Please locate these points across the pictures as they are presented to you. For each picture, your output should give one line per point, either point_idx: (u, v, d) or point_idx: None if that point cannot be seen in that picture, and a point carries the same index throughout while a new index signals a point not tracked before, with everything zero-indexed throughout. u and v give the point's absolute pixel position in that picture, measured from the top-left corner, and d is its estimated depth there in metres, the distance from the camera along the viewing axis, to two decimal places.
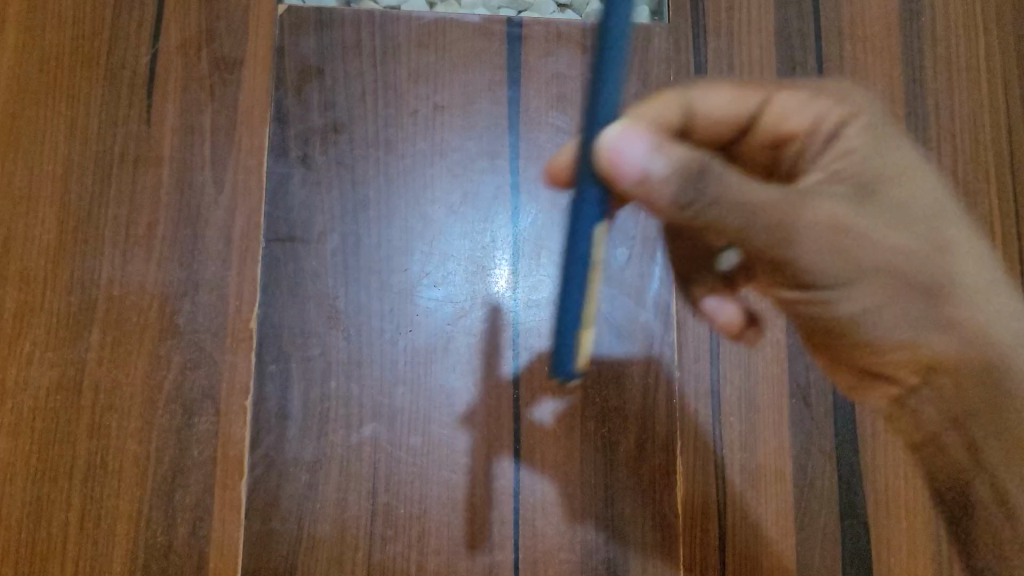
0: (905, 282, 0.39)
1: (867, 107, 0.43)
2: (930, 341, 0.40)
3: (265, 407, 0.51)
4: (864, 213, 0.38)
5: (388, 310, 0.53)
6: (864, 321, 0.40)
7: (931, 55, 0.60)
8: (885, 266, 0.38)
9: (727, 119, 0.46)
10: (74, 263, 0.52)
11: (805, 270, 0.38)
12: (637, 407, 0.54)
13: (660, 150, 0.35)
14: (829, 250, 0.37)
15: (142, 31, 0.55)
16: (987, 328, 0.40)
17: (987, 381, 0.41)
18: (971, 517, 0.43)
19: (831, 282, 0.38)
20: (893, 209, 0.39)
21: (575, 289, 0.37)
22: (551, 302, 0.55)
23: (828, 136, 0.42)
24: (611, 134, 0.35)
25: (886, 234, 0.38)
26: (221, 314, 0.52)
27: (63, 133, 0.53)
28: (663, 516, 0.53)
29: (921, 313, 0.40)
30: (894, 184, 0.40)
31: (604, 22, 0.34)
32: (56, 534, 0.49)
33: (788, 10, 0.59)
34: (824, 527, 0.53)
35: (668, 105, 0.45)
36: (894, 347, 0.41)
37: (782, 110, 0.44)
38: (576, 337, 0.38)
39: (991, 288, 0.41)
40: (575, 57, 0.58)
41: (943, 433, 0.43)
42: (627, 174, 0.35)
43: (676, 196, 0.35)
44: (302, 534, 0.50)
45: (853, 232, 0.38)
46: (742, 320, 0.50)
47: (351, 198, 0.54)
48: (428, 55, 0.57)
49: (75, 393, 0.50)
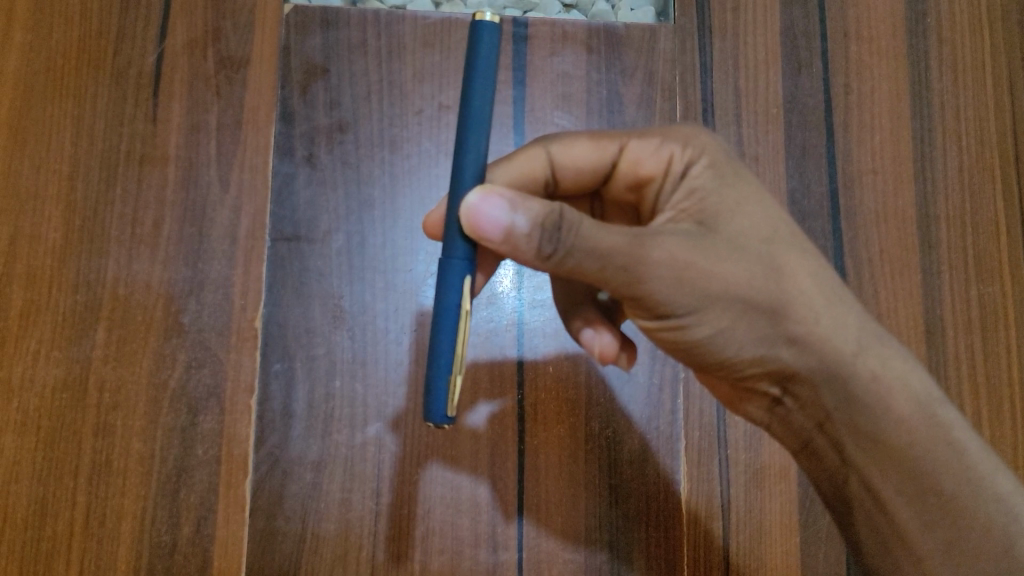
0: (750, 309, 0.40)
1: (708, 148, 0.44)
2: (777, 357, 0.42)
3: (270, 406, 0.51)
4: (704, 248, 0.39)
5: (393, 310, 0.53)
6: (716, 347, 0.41)
7: (937, 53, 0.60)
8: (731, 296, 0.39)
9: (587, 168, 0.47)
10: (80, 262, 0.52)
11: (647, 308, 0.39)
12: (641, 407, 0.54)
13: (521, 207, 0.36)
14: (678, 285, 0.38)
15: (148, 31, 0.55)
16: (833, 342, 0.43)
17: (842, 389, 0.44)
18: (885, 519, 0.46)
19: (682, 312, 0.39)
20: (728, 242, 0.40)
21: (444, 337, 0.39)
22: (557, 301, 0.55)
23: (677, 179, 0.43)
24: (471, 199, 0.37)
25: (725, 267, 0.39)
26: (226, 313, 0.52)
27: (68, 132, 0.53)
28: (667, 516, 0.53)
29: (766, 331, 0.41)
30: (722, 214, 0.41)
31: (466, 102, 0.39)
32: (60, 533, 0.49)
33: (794, 10, 0.59)
34: (828, 527, 0.53)
35: (532, 158, 0.46)
36: (748, 364, 0.42)
37: (635, 156, 0.45)
38: (447, 381, 0.39)
39: (834, 300, 0.43)
40: (580, 56, 0.57)
41: (811, 438, 0.47)
42: (493, 235, 0.37)
43: (541, 248, 0.36)
44: (305, 533, 0.50)
45: (697, 266, 0.38)
46: (616, 347, 0.48)
47: (356, 198, 0.55)
48: (433, 55, 0.57)
49: (80, 392, 0.50)
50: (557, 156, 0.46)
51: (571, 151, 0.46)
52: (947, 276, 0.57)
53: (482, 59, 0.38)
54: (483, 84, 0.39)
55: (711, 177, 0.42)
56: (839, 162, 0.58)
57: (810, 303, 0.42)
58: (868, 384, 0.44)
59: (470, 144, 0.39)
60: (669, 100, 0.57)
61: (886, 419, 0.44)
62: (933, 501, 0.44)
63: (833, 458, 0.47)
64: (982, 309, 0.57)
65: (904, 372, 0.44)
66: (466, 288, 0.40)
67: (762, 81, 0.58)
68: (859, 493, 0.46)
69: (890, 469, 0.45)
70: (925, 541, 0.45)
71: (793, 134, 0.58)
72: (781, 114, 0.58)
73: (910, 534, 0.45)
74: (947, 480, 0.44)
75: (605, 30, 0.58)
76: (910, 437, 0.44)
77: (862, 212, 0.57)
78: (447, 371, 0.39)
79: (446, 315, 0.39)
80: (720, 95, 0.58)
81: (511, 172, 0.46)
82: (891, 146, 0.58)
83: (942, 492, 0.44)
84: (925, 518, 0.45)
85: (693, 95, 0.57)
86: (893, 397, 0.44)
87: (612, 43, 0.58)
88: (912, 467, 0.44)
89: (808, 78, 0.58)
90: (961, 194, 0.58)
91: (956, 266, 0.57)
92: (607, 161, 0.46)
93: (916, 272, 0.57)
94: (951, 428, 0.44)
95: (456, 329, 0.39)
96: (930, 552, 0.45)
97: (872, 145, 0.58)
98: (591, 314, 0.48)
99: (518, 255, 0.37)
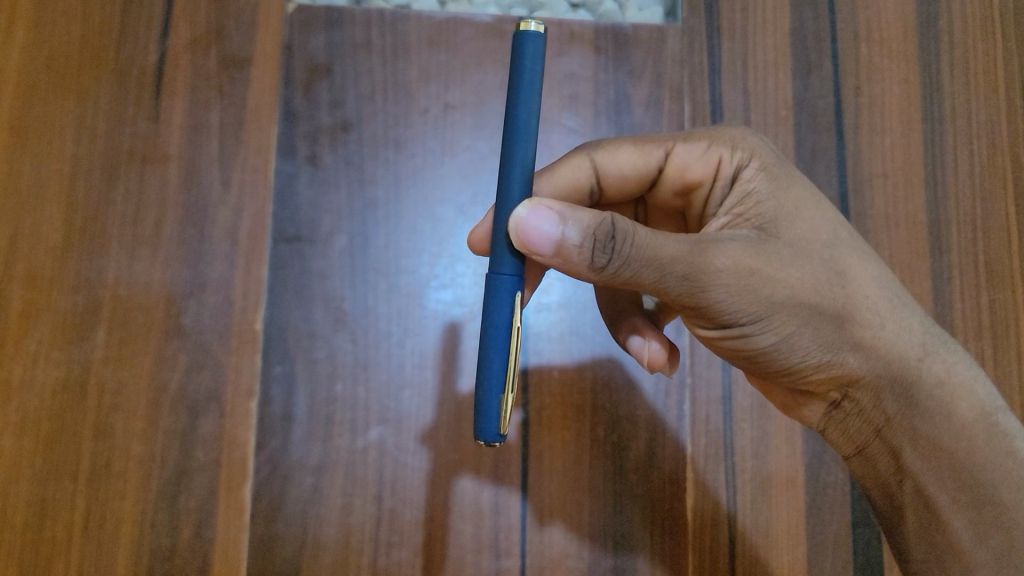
0: (813, 313, 0.40)
1: (759, 150, 0.45)
2: (843, 363, 0.42)
3: (271, 410, 0.51)
4: (765, 253, 0.39)
5: (395, 313, 0.53)
6: (780, 352, 0.41)
7: (949, 56, 0.59)
8: (793, 301, 0.39)
9: (635, 175, 0.47)
10: (80, 262, 0.51)
11: (711, 313, 0.39)
12: (648, 412, 0.53)
13: (570, 219, 0.36)
14: (740, 289, 0.38)
15: (151, 29, 0.55)
16: (898, 347, 0.42)
17: (904, 395, 0.43)
18: (937, 526, 0.43)
19: (746, 318, 0.39)
20: (789, 245, 0.40)
21: (494, 351, 0.39)
22: (563, 305, 0.54)
23: (729, 181, 0.45)
24: (521, 214, 0.37)
25: (784, 272, 0.39)
26: (227, 314, 0.52)
27: (70, 131, 0.53)
28: (673, 524, 0.52)
29: (831, 337, 0.41)
30: (782, 220, 0.42)
31: (512, 113, 0.38)
32: (59, 536, 0.48)
33: (804, 11, 0.58)
34: (836, 536, 0.52)
35: (577, 166, 0.47)
36: (812, 369, 0.42)
37: (682, 160, 0.46)
38: (498, 400, 0.39)
39: (896, 303, 0.42)
40: (588, 56, 0.57)
41: (867, 443, 0.45)
42: (542, 248, 0.37)
43: (593, 261, 0.36)
44: (306, 539, 0.50)
45: (759, 271, 0.39)
46: (665, 354, 0.48)
47: (359, 198, 0.54)
48: (439, 54, 0.56)
49: (80, 393, 0.50)
50: (602, 164, 0.47)
51: (616, 158, 0.47)
52: (957, 282, 0.56)
53: (526, 70, 0.38)
54: (528, 95, 0.38)
55: (764, 180, 0.43)
56: (849, 166, 0.57)
57: (873, 306, 0.42)
58: (932, 389, 0.43)
59: (517, 157, 0.38)
60: (677, 101, 0.56)
61: (947, 424, 0.43)
62: (989, 509, 0.42)
63: (889, 465, 0.45)
64: (993, 316, 0.56)
65: (969, 380, 0.43)
66: (517, 304, 0.39)
67: (772, 83, 0.57)
68: (911, 499, 0.44)
69: (946, 475, 0.42)
70: (974, 552, 0.42)
71: (803, 136, 0.57)
72: (791, 117, 0.57)
73: (963, 544, 0.42)
74: (1005, 489, 0.42)
75: (613, 30, 0.57)
76: (969, 444, 0.42)
77: (872, 216, 0.56)
78: (500, 389, 0.39)
79: (496, 333, 0.39)
80: (729, 96, 0.57)
81: (557, 183, 0.47)
82: (902, 150, 0.58)
83: (998, 501, 0.42)
84: (979, 528, 0.42)
85: (702, 96, 0.57)
86: (956, 403, 0.43)
87: (619, 43, 0.57)
88: (967, 474, 0.42)
89: (818, 81, 0.58)
90: (972, 199, 0.57)
91: (966, 271, 0.56)
92: (653, 166, 0.47)
93: (926, 279, 0.56)
94: (1013, 438, 0.42)
95: (508, 345, 0.39)
96: (981, 563, 0.42)
97: (883, 149, 0.57)
98: (638, 322, 0.48)
99: (572, 267, 0.37)
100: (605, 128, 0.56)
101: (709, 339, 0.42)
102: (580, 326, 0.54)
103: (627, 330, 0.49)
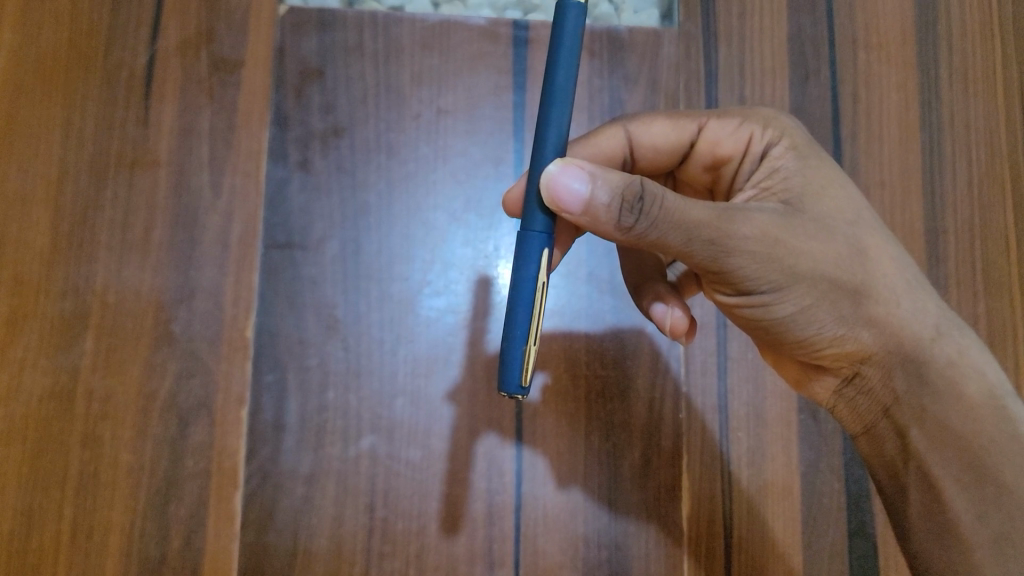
0: (832, 286, 0.40)
1: (790, 129, 0.45)
2: (857, 339, 0.42)
3: (261, 419, 0.50)
4: (790, 225, 0.39)
5: (388, 320, 0.52)
6: (795, 323, 0.41)
7: (947, 62, 0.58)
8: (814, 273, 0.39)
9: (669, 147, 0.48)
10: (67, 268, 0.51)
11: (731, 282, 0.39)
12: (643, 421, 0.52)
13: (599, 178, 0.36)
14: (761, 258, 0.38)
15: (140, 31, 0.54)
16: (909, 327, 0.42)
17: (915, 373, 0.42)
18: (942, 508, 0.42)
19: (764, 287, 0.39)
20: (813, 219, 0.40)
21: (519, 308, 0.39)
22: (556, 313, 0.53)
23: (758, 157, 0.45)
24: (552, 170, 0.37)
25: (808, 244, 0.39)
26: (218, 322, 0.51)
27: (58, 135, 0.52)
28: (667, 534, 0.51)
29: (848, 313, 0.41)
30: (810, 195, 0.41)
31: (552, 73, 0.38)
32: (47, 545, 0.48)
33: (802, 16, 0.58)
34: (831, 547, 0.52)
35: (612, 137, 0.47)
36: (829, 342, 0.42)
37: (714, 135, 0.46)
38: (522, 353, 0.39)
39: (912, 285, 0.42)
40: (582, 60, 0.56)
41: (876, 423, 0.45)
42: (571, 206, 0.37)
43: (620, 221, 0.36)
44: (297, 548, 0.49)
45: (783, 241, 0.38)
46: (688, 323, 0.48)
47: (351, 204, 0.53)
48: (432, 58, 0.56)
49: (69, 401, 0.49)
50: (637, 136, 0.48)
51: (651, 131, 0.48)
52: (954, 290, 0.56)
53: (567, 36, 0.38)
54: (570, 58, 0.38)
55: (793, 157, 0.43)
56: (846, 172, 0.56)
57: (890, 285, 0.41)
58: (943, 369, 0.42)
59: (553, 119, 0.39)
60: (673, 107, 0.56)
61: (956, 406, 0.42)
62: (992, 491, 0.41)
63: (897, 446, 0.44)
64: (990, 325, 0.55)
65: (981, 363, 0.43)
66: (544, 259, 0.39)
67: (769, 89, 0.57)
68: (917, 480, 0.43)
69: (952, 455, 0.41)
70: (976, 534, 0.41)
71: None
72: None
73: (965, 526, 0.41)
74: (1008, 471, 0.41)
75: (608, 34, 0.56)
76: (976, 427, 0.41)
77: None
78: (523, 340, 0.39)
79: (522, 289, 0.39)
80: (726, 102, 0.56)
81: (591, 149, 0.47)
82: (899, 157, 0.57)
83: (1001, 483, 0.41)
84: (980, 508, 0.41)
85: (698, 102, 0.56)
86: (966, 385, 0.42)
87: (615, 47, 0.56)
88: (973, 455, 0.41)
89: (815, 86, 0.57)
90: (969, 206, 0.57)
91: (963, 279, 0.56)
92: (686, 141, 0.47)
93: None
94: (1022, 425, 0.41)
95: (533, 301, 0.39)
96: (979, 544, 0.40)
97: (880, 155, 0.57)
98: (660, 289, 0.48)
99: (599, 226, 0.37)
100: None
101: (729, 308, 0.41)
102: (580, 326, 0.53)
103: (649, 295, 0.48)
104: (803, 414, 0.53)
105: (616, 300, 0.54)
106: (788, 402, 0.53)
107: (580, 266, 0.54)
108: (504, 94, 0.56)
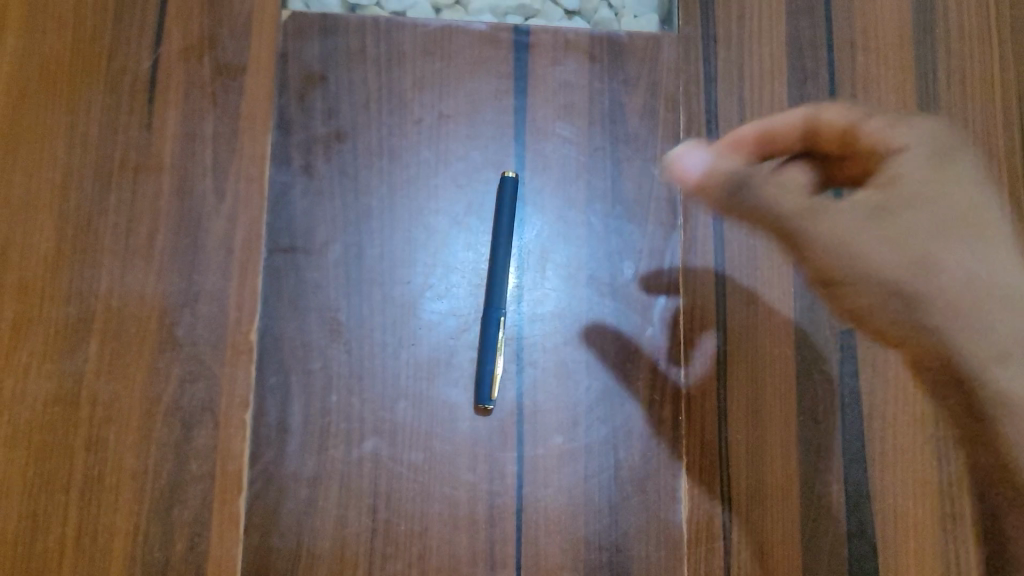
0: (877, 279, 0.41)
1: (927, 127, 0.42)
2: (909, 319, 0.41)
3: (265, 422, 0.51)
4: (871, 217, 0.41)
5: (390, 324, 0.52)
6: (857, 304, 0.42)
7: (945, 64, 0.58)
8: (858, 258, 0.40)
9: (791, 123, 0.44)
10: (72, 273, 0.51)
11: (818, 264, 0.42)
12: (644, 425, 0.53)
13: (713, 151, 0.43)
14: (834, 245, 0.41)
15: (143, 37, 0.54)
16: (959, 305, 0.40)
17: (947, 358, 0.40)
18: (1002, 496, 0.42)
19: (846, 270, 0.41)
20: (904, 214, 0.40)
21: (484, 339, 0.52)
22: (557, 315, 0.54)
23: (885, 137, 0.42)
24: (682, 148, 0.46)
25: (880, 246, 0.40)
26: (222, 326, 0.51)
27: (62, 140, 0.52)
28: (668, 536, 0.52)
29: (901, 301, 0.41)
30: (910, 183, 0.41)
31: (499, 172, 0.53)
32: (51, 549, 0.48)
33: (801, 20, 0.58)
34: (832, 548, 0.52)
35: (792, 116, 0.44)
36: (897, 325, 0.41)
37: (838, 116, 0.43)
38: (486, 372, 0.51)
39: (987, 258, 0.40)
40: (582, 65, 0.57)
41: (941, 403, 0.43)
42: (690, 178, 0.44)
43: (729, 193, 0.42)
44: (301, 550, 0.49)
45: (848, 237, 0.41)
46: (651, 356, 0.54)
47: (353, 208, 0.54)
48: (433, 63, 0.56)
49: (73, 405, 0.49)
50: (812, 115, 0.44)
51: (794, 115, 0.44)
52: None
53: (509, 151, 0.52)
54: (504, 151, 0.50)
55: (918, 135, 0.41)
56: None
57: (964, 269, 0.40)
58: (968, 341, 0.40)
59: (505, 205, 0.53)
60: (672, 111, 0.56)
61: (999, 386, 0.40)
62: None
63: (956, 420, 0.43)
64: None
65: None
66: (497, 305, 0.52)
67: (768, 92, 0.57)
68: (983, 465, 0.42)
69: (986, 442, 0.41)
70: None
71: None
72: None
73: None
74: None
75: (608, 39, 0.57)
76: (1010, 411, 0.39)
77: None
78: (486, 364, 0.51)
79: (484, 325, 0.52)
80: (725, 106, 0.57)
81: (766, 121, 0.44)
82: None
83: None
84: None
85: (697, 106, 0.57)
86: (1003, 367, 0.39)
87: (615, 53, 0.57)
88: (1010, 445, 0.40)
89: (814, 89, 0.57)
90: None
91: None
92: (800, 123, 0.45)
93: None
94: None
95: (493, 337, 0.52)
96: None
97: None
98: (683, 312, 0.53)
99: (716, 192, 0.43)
100: (600, 138, 0.56)
101: (827, 290, 0.43)
102: (581, 330, 0.54)
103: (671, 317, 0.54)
104: (802, 416, 0.53)
105: (616, 302, 0.54)
106: (787, 404, 0.54)
107: (580, 269, 0.54)
108: (505, 98, 0.56)
